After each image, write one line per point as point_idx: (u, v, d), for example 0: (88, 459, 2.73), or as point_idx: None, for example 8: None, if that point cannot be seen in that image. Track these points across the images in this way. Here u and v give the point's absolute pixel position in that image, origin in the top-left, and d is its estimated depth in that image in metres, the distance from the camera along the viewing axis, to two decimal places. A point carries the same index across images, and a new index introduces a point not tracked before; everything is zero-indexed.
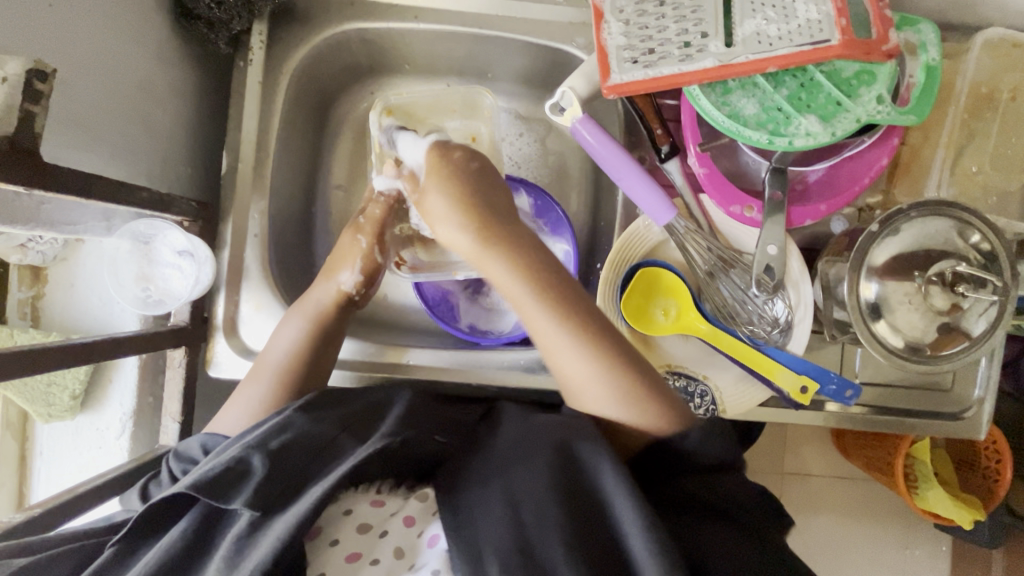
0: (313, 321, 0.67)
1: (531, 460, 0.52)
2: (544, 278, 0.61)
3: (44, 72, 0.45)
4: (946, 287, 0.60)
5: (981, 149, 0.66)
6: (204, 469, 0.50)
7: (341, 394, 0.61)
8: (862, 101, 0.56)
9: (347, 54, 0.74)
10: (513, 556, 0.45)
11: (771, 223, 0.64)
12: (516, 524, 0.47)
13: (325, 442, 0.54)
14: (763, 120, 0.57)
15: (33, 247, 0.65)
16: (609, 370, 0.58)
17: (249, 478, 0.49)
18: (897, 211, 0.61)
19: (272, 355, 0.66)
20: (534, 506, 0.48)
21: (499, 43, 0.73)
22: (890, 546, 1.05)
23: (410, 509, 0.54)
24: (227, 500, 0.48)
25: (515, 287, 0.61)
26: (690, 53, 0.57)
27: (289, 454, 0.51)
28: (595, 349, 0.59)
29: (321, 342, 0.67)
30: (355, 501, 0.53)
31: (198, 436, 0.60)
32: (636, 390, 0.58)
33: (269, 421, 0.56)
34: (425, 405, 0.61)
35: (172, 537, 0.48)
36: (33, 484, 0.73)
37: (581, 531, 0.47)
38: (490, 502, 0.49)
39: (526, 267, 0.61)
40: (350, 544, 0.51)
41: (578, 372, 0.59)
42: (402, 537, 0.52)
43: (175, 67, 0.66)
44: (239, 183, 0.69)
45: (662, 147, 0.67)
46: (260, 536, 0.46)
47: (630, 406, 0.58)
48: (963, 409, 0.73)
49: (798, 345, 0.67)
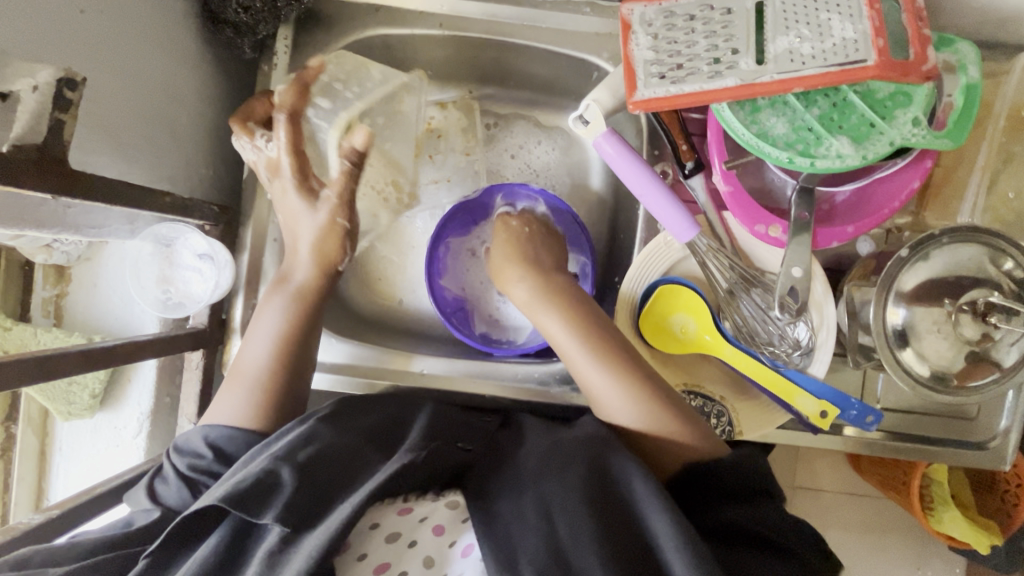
0: (295, 304, 0.65)
1: (565, 469, 0.52)
2: (582, 314, 0.65)
3: (75, 81, 0.45)
4: (977, 316, 0.58)
5: (1018, 173, 0.64)
6: (238, 479, 0.50)
7: (362, 403, 0.64)
8: (896, 122, 0.54)
9: (371, 61, 0.74)
10: (550, 566, 0.45)
11: (796, 243, 0.62)
12: (542, 539, 0.47)
13: (353, 455, 0.55)
14: (793, 140, 0.56)
15: (58, 247, 0.66)
16: (623, 380, 0.61)
17: (278, 490, 0.50)
18: (929, 236, 0.60)
19: (247, 361, 0.63)
20: (567, 516, 0.48)
21: (522, 52, 0.72)
22: (905, 570, 1.03)
23: (439, 517, 0.53)
24: (258, 513, 0.48)
25: (551, 319, 0.65)
26: (720, 70, 0.56)
27: (320, 466, 0.52)
28: (623, 372, 0.61)
29: (307, 331, 0.66)
30: (382, 514, 0.53)
31: (199, 428, 0.60)
32: (656, 402, 0.59)
33: (292, 431, 0.56)
34: (441, 419, 0.63)
35: (205, 549, 0.49)
36: (53, 480, 0.75)
37: (620, 545, 0.46)
38: (524, 515, 0.49)
39: (566, 303, 0.66)
40: (378, 556, 0.50)
41: (594, 379, 0.62)
42: (432, 547, 0.51)
43: (201, 72, 0.66)
44: (260, 189, 0.69)
45: (686, 163, 0.66)
46: (293, 550, 0.46)
47: (656, 422, 0.58)
48: (988, 437, 0.71)
49: (820, 369, 0.65)
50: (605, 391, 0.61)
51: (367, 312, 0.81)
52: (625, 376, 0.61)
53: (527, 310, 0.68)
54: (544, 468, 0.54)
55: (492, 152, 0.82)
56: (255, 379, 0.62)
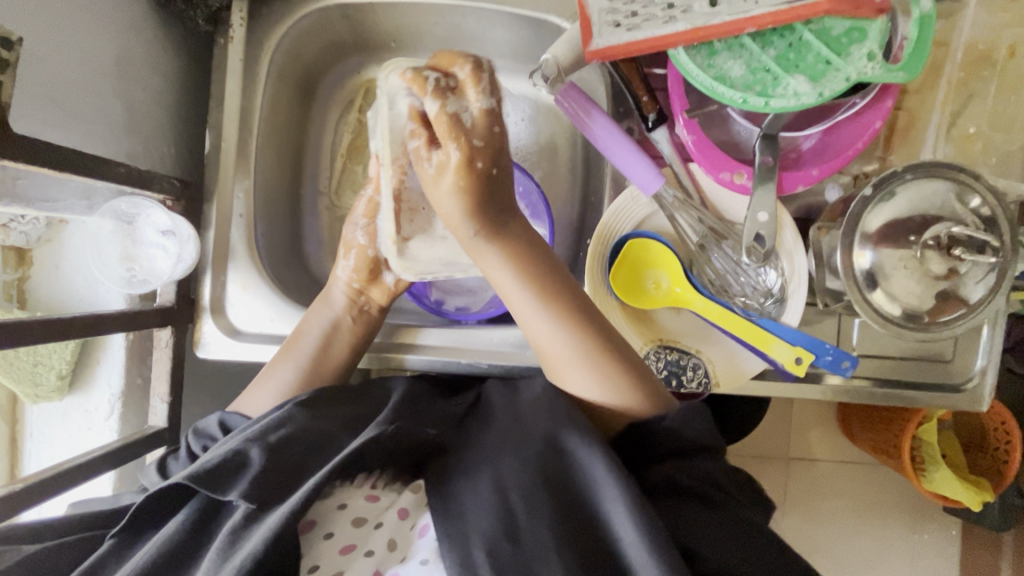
0: (342, 313, 0.68)
1: (522, 448, 0.52)
2: (530, 265, 0.60)
3: (10, 41, 0.43)
4: (942, 251, 0.58)
5: (979, 111, 0.65)
6: (205, 459, 0.51)
7: (344, 390, 0.61)
8: (852, 58, 0.54)
9: (330, 32, 0.73)
10: (501, 544, 0.45)
11: (761, 191, 0.62)
12: (495, 517, 0.47)
13: (323, 437, 0.54)
14: (751, 81, 0.56)
15: (15, 227, 0.66)
16: (582, 346, 0.59)
17: (247, 468, 0.50)
18: (892, 174, 0.60)
19: (300, 343, 0.66)
20: (523, 494, 0.48)
21: (480, 15, 0.71)
22: (900, 532, 1.03)
23: (403, 501, 0.53)
24: (224, 491, 0.48)
25: (497, 262, 0.59)
26: (674, 15, 0.56)
27: (287, 447, 0.51)
28: (573, 330, 0.59)
29: (351, 351, 0.68)
30: (351, 496, 0.52)
31: (218, 413, 0.62)
32: (608, 367, 0.58)
33: (271, 414, 0.56)
34: (417, 398, 0.61)
35: (172, 527, 0.49)
36: (25, 467, 0.73)
37: (568, 525, 0.47)
38: (480, 494, 0.49)
39: (512, 249, 0.59)
40: (344, 537, 0.50)
41: (548, 336, 0.60)
42: (395, 529, 0.51)
43: (154, 45, 0.65)
44: (222, 164, 0.68)
45: (648, 115, 0.66)
46: (255, 528, 0.46)
47: (605, 384, 0.58)
48: (965, 379, 0.71)
49: (793, 317, 0.65)
50: (559, 355, 0.60)
51: None
52: (581, 339, 0.59)
53: (471, 254, 0.60)
54: (503, 445, 0.53)
55: None
56: (310, 360, 0.65)
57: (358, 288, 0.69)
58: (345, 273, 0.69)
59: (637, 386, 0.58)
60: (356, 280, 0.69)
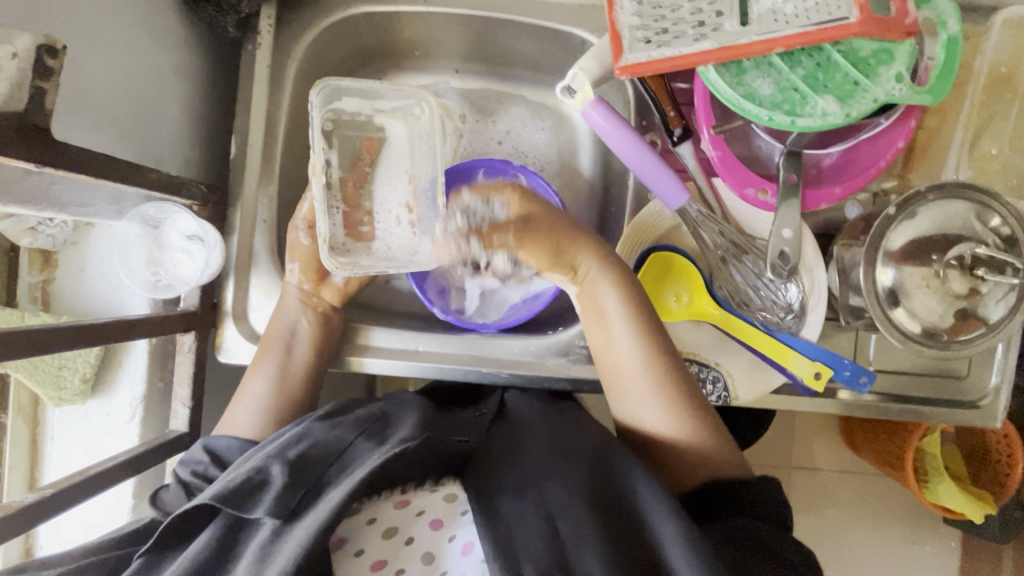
0: (295, 319, 0.66)
1: (567, 473, 0.54)
2: (632, 295, 0.63)
3: (55, 49, 0.44)
4: (965, 271, 0.59)
5: (1000, 132, 0.65)
6: (228, 478, 0.52)
7: (359, 403, 0.63)
8: (880, 79, 0.55)
9: (356, 40, 0.74)
10: (552, 566, 0.45)
11: (786, 207, 0.63)
12: (542, 537, 0.47)
13: (340, 447, 0.54)
14: (779, 100, 0.56)
15: (42, 230, 0.66)
16: (657, 374, 0.61)
17: (267, 486, 0.50)
18: (915, 193, 0.60)
19: (271, 352, 0.66)
20: (567, 516, 0.49)
21: (507, 25, 0.72)
22: (905, 545, 1.04)
23: (436, 511, 0.53)
24: (247, 509, 0.49)
25: (606, 290, 0.63)
26: (705, 32, 0.56)
27: (307, 461, 0.52)
28: (659, 355, 0.62)
29: (314, 356, 0.67)
30: (380, 508, 0.53)
31: (201, 439, 0.62)
32: (673, 394, 0.61)
33: (288, 431, 0.57)
34: (434, 412, 0.63)
35: (198, 546, 0.49)
36: (45, 470, 0.73)
37: (618, 547, 0.47)
38: (525, 514, 0.49)
39: (616, 274, 0.63)
40: (375, 552, 0.50)
41: (625, 359, 0.62)
42: (428, 542, 0.51)
43: (183, 50, 0.65)
44: (247, 170, 0.69)
45: (675, 130, 0.66)
46: (284, 541, 0.46)
47: (672, 413, 0.60)
48: (979, 396, 0.72)
49: (812, 332, 0.66)
50: (637, 387, 0.61)
51: (360, 296, 0.81)
52: (669, 381, 0.61)
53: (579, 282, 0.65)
54: (548, 467, 0.55)
55: (479, 138, 0.82)
56: (280, 369, 0.66)
57: (309, 289, 0.67)
58: (292, 277, 0.67)
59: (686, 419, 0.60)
60: (306, 281, 0.67)
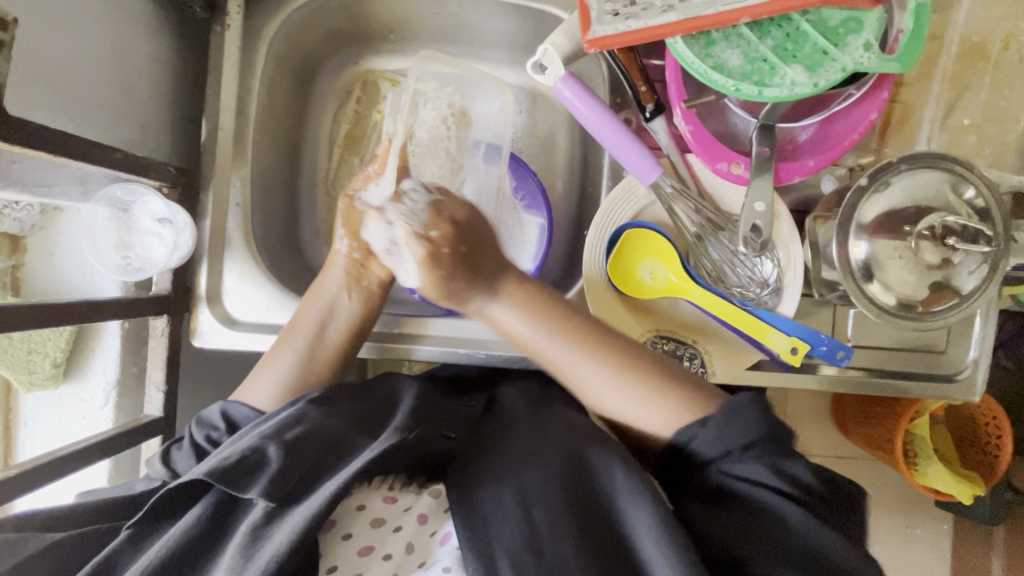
0: (340, 293, 0.68)
1: (545, 462, 0.54)
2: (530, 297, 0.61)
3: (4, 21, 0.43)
4: (937, 241, 0.58)
5: (973, 104, 0.65)
6: (225, 455, 0.51)
7: (354, 390, 0.62)
8: (849, 48, 0.54)
9: (328, 21, 0.73)
10: (524, 555, 0.46)
11: (759, 180, 0.63)
12: (519, 527, 0.47)
13: (337, 436, 0.54)
14: (748, 71, 0.56)
15: (8, 214, 0.66)
16: (591, 354, 0.58)
17: (264, 468, 0.50)
18: (887, 164, 0.60)
19: (305, 323, 0.66)
20: (545, 509, 0.49)
21: (479, 4, 0.71)
22: (892, 525, 1.04)
23: (422, 506, 0.53)
24: (242, 489, 0.48)
25: (500, 309, 0.61)
26: (673, 4, 0.56)
27: (305, 446, 0.52)
28: (574, 337, 0.59)
29: (350, 335, 0.68)
30: (369, 497, 0.52)
31: (219, 404, 0.62)
32: (630, 367, 0.57)
33: (282, 413, 0.56)
34: (430, 399, 0.62)
35: (189, 521, 0.49)
36: (19, 456, 0.73)
37: (593, 538, 0.48)
38: (503, 505, 0.49)
39: (522, 295, 0.61)
40: (362, 537, 0.50)
41: (561, 359, 0.59)
42: (415, 534, 0.51)
43: (151, 31, 0.65)
44: (219, 152, 0.68)
45: (647, 105, 0.66)
46: (276, 528, 0.46)
47: (638, 391, 0.56)
48: (957, 370, 0.72)
49: (789, 307, 0.66)
50: (581, 375, 0.59)
51: None
52: (598, 352, 0.58)
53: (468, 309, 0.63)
54: (531, 456, 0.54)
55: None
56: (309, 346, 0.66)
57: (358, 258, 0.69)
58: (342, 246, 0.69)
59: (666, 386, 0.56)
60: (355, 249, 0.69)
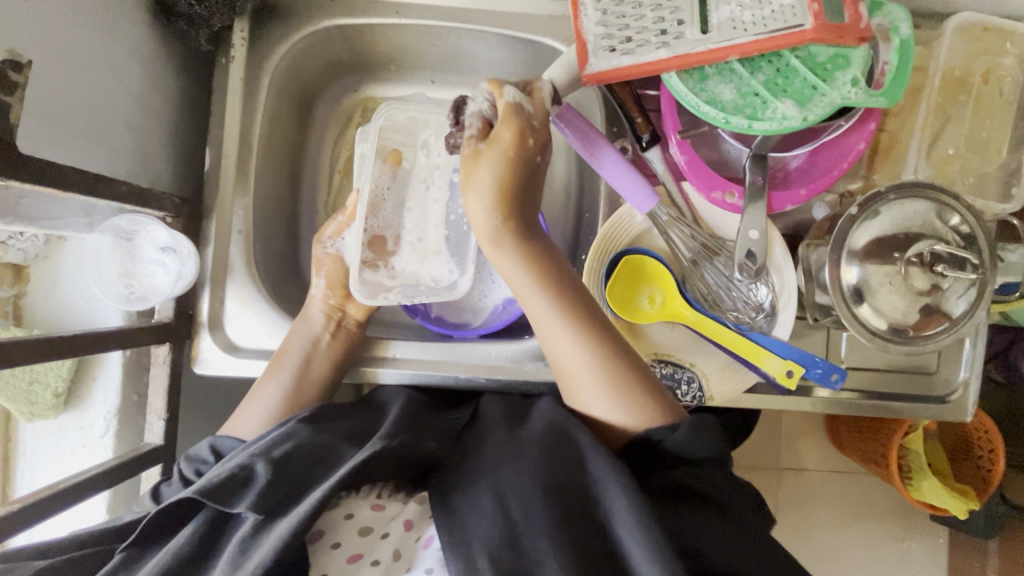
0: (320, 330, 0.68)
1: (520, 459, 0.54)
2: (544, 267, 0.61)
3: (19, 63, 0.43)
4: (926, 268, 0.60)
5: (957, 134, 0.67)
6: (213, 474, 0.51)
7: (343, 410, 0.62)
8: (837, 84, 0.57)
9: (330, 52, 0.75)
10: (502, 550, 0.46)
11: (752, 209, 0.64)
12: (497, 525, 0.48)
13: (325, 451, 0.54)
14: (740, 105, 0.58)
15: (13, 244, 0.67)
16: (598, 355, 0.59)
17: (251, 484, 0.50)
18: (877, 194, 0.62)
19: (292, 354, 0.67)
20: (521, 504, 0.49)
21: (478, 37, 0.73)
22: (888, 540, 1.04)
23: (409, 513, 0.53)
24: (230, 504, 0.48)
25: (512, 262, 0.61)
26: (668, 40, 0.58)
27: (294, 461, 0.52)
28: (587, 337, 0.59)
29: (334, 367, 0.68)
30: (358, 506, 0.52)
31: (207, 438, 0.62)
32: (628, 390, 0.58)
33: (273, 432, 0.56)
34: (414, 410, 0.62)
35: (182, 539, 0.49)
36: (16, 487, 0.73)
37: (578, 538, 0.47)
38: (481, 503, 0.50)
39: (529, 255, 0.61)
40: (351, 546, 0.50)
41: (563, 349, 0.60)
42: (400, 539, 0.51)
43: (154, 64, 0.66)
44: (221, 181, 0.69)
45: (643, 135, 0.68)
46: (265, 536, 0.46)
47: (621, 406, 0.58)
48: (949, 391, 0.73)
49: (784, 331, 0.67)
50: (577, 366, 0.60)
51: None
52: (605, 359, 0.59)
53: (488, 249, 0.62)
54: (510, 455, 0.54)
55: None
56: (295, 377, 0.66)
57: (334, 304, 0.69)
58: (319, 290, 0.70)
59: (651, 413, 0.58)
60: (333, 296, 0.70)
